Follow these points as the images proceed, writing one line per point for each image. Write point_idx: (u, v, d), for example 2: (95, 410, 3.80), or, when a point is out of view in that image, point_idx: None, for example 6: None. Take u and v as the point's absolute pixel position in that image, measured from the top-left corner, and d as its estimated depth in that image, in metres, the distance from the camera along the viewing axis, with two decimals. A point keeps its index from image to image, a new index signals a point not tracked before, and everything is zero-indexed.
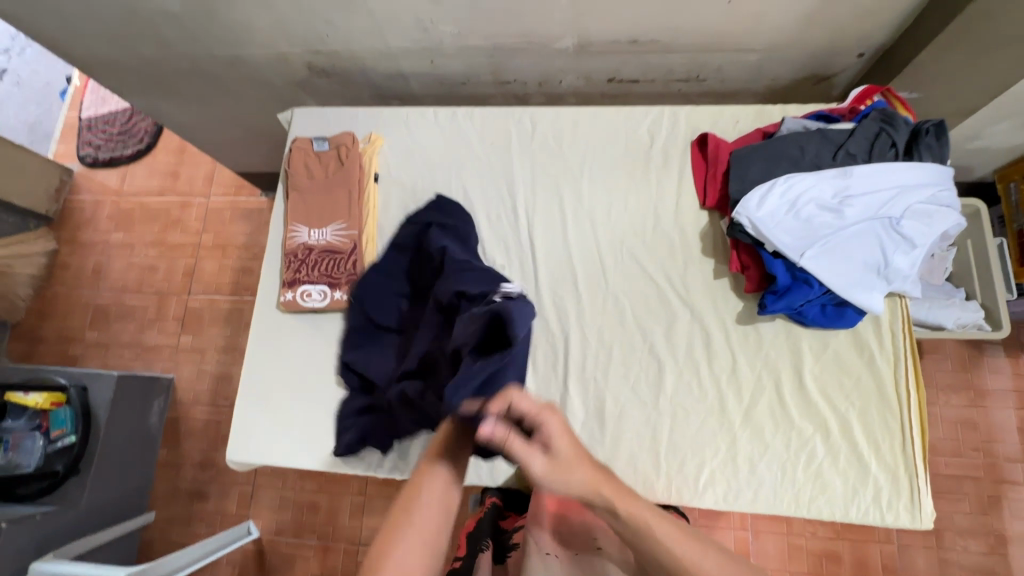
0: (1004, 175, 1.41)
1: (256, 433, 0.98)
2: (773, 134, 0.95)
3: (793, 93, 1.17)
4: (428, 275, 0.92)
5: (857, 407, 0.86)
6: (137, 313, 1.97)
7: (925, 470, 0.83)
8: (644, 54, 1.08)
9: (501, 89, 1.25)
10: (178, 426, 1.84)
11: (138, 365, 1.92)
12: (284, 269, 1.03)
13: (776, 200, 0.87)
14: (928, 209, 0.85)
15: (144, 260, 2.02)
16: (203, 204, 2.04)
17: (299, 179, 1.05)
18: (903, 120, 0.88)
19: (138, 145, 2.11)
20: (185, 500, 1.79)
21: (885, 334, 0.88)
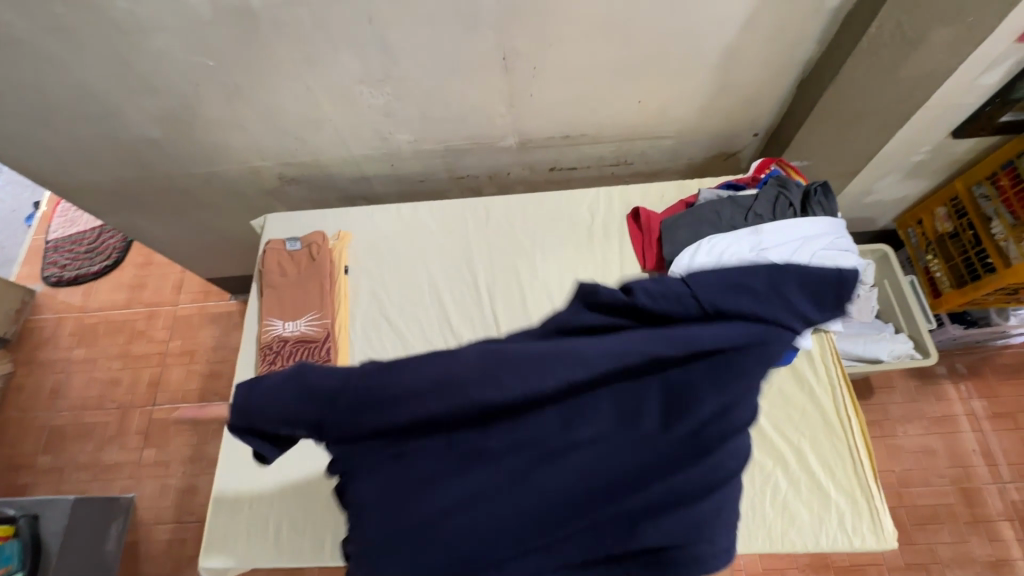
0: (902, 222, 1.62)
1: (231, 533, 0.96)
2: (694, 203, 1.11)
3: (708, 168, 1.36)
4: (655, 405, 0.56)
5: (808, 437, 0.93)
6: (96, 431, 1.89)
7: (879, 490, 0.88)
8: (577, 146, 1.26)
9: (456, 183, 1.39)
10: (137, 551, 1.71)
11: (95, 487, 1.81)
12: (260, 362, 1.07)
13: (704, 257, 1.00)
14: (831, 254, 0.99)
15: (106, 374, 1.98)
16: (171, 313, 2.06)
17: (274, 277, 1.13)
18: (795, 184, 1.05)
19: (105, 261, 2.15)
20: None
21: (819, 365, 0.97)
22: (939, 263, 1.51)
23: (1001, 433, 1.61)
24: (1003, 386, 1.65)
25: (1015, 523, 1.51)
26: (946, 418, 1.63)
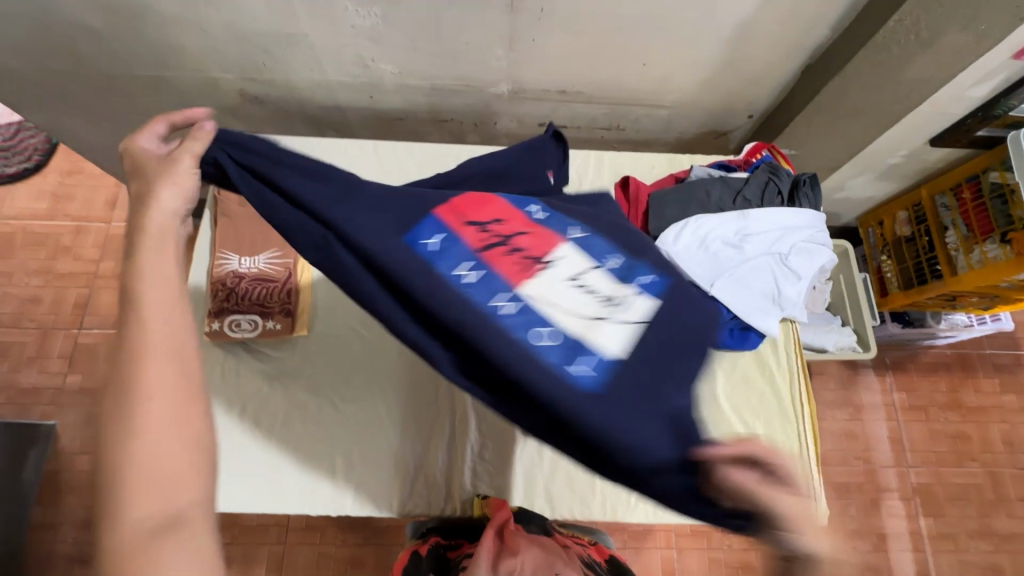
0: (864, 221, 1.68)
1: None
2: (684, 179, 1.08)
3: (698, 145, 1.33)
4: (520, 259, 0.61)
5: (762, 419, 0.97)
6: (11, 352, 1.72)
7: (819, 473, 0.94)
8: (572, 104, 1.19)
9: (438, 126, 1.30)
10: (59, 482, 1.61)
11: (10, 411, 1.66)
12: (210, 298, 0.98)
13: (690, 236, 0.99)
14: (809, 248, 1.00)
15: (25, 291, 1.79)
16: (102, 231, 1.87)
17: (230, 207, 1.03)
18: (785, 172, 1.04)
19: (25, 163, 1.90)
20: (65, 566, 1.54)
21: (781, 354, 1.01)
22: (892, 265, 1.59)
23: (914, 424, 1.76)
24: (923, 381, 1.79)
25: (912, 503, 1.69)
26: (870, 406, 1.77)
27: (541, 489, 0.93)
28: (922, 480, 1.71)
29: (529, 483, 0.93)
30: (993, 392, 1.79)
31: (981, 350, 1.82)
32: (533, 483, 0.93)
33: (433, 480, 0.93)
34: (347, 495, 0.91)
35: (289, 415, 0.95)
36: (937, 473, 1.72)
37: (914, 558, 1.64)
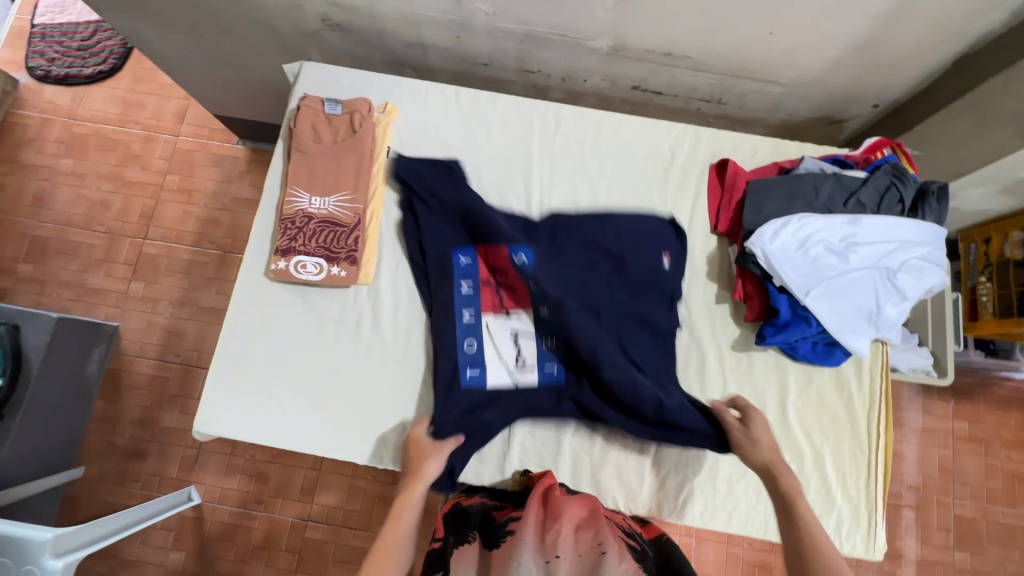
0: (968, 235, 1.52)
1: (232, 405, 0.93)
2: (791, 171, 0.97)
3: (804, 130, 1.20)
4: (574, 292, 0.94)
5: (831, 442, 0.92)
6: (81, 252, 1.80)
7: (882, 507, 0.89)
8: (675, 69, 1.08)
9: (522, 77, 1.21)
10: (118, 379, 1.71)
11: (78, 308, 1.76)
12: (278, 235, 0.96)
13: (789, 236, 0.90)
14: (922, 266, 0.89)
15: (96, 194, 1.84)
16: (169, 143, 1.88)
17: (305, 141, 0.98)
18: (912, 177, 0.92)
19: (101, 65, 1.91)
20: (119, 457, 1.67)
21: (864, 376, 0.94)
22: (991, 289, 1.44)
23: (971, 457, 1.65)
24: (991, 414, 1.67)
25: (950, 535, 1.61)
26: (926, 431, 1.67)
27: (588, 475, 0.91)
28: (967, 514, 1.62)
29: (576, 466, 0.92)
30: None
31: None
32: (582, 469, 0.91)
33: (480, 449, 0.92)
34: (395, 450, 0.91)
35: (348, 364, 0.94)
36: (985, 510, 1.62)
37: None
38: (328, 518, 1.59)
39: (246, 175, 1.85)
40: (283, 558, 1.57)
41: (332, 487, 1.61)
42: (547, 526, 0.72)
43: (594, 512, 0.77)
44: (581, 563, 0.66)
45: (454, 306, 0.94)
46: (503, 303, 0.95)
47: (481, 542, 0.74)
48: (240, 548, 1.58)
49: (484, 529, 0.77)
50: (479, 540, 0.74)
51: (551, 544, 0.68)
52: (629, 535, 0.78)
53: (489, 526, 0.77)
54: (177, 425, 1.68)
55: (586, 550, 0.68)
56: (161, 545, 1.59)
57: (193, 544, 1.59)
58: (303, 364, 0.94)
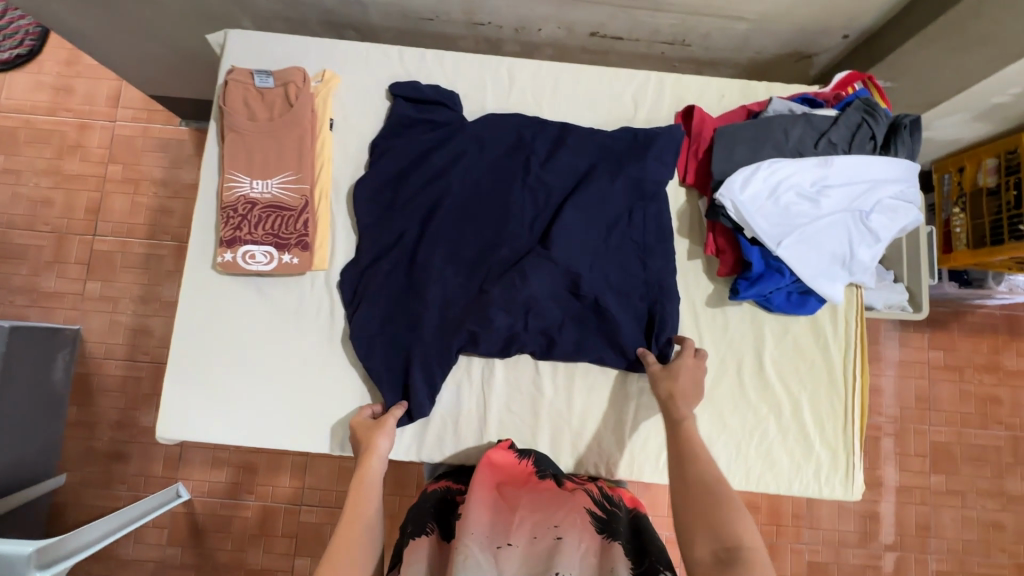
0: (941, 166, 1.49)
1: (196, 408, 0.89)
2: (759, 114, 0.93)
3: (772, 68, 1.15)
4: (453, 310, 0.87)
5: (808, 390, 0.91)
6: (29, 254, 1.70)
7: (860, 449, 0.90)
8: (633, 10, 1.00)
9: (472, 31, 1.12)
10: (89, 383, 1.65)
11: (34, 314, 1.68)
12: (221, 225, 0.90)
13: (759, 183, 0.86)
14: (895, 205, 0.87)
15: (35, 192, 1.72)
16: (107, 129, 1.75)
17: (238, 120, 0.90)
18: (883, 112, 0.88)
19: (18, 49, 1.74)
20: (101, 461, 1.63)
21: (840, 321, 0.92)
22: (964, 219, 1.43)
23: (946, 384, 1.69)
24: (965, 342, 1.70)
25: (927, 460, 1.67)
26: (903, 363, 1.70)
27: (567, 446, 0.90)
28: (943, 439, 1.68)
29: (557, 437, 0.90)
30: None
31: None
32: (563, 442, 0.90)
33: (457, 429, 0.90)
34: None
35: (312, 354, 0.91)
36: (960, 433, 1.68)
37: (919, 511, 1.65)
38: (322, 501, 1.59)
39: (195, 158, 1.74)
40: (280, 543, 1.58)
41: (322, 470, 1.60)
42: (500, 509, 0.70)
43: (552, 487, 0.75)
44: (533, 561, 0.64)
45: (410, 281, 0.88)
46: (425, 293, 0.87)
47: (439, 534, 0.71)
48: (236, 540, 1.59)
49: (442, 519, 0.74)
50: (437, 533, 0.71)
51: (503, 530, 0.67)
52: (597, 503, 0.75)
53: (448, 515, 0.75)
54: None
55: (542, 532, 0.67)
56: (157, 542, 1.59)
57: (188, 539, 1.59)
58: (268, 358, 0.90)
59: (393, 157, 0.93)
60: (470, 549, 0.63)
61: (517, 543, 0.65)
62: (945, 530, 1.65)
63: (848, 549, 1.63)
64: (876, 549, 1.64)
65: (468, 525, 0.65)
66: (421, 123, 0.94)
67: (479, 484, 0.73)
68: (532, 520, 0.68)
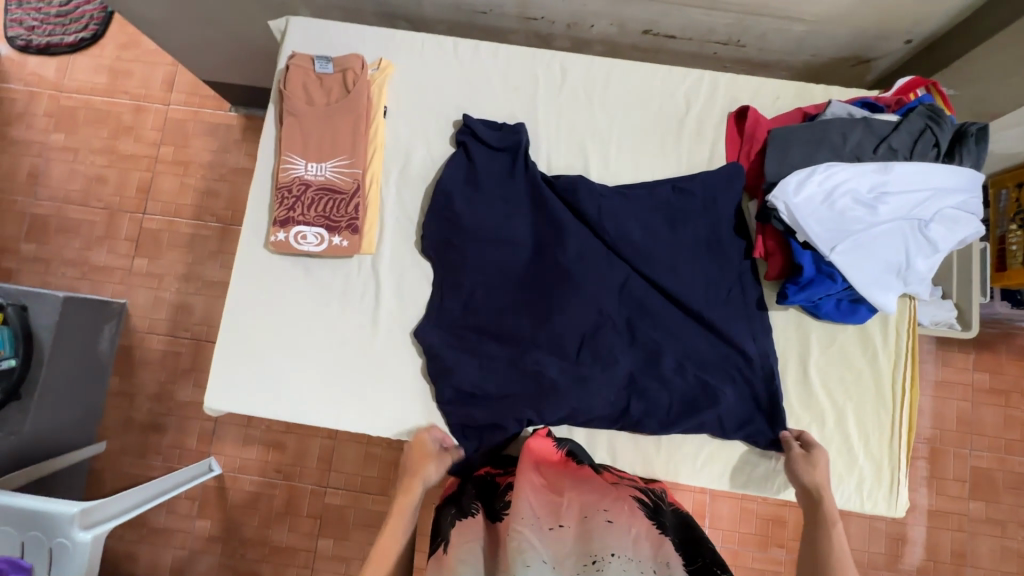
0: (998, 181, 1.43)
1: (243, 381, 0.91)
2: (816, 117, 0.91)
3: (828, 72, 1.12)
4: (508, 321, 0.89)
5: (853, 400, 0.89)
6: (82, 229, 1.77)
7: (906, 465, 0.88)
8: (690, 8, 0.99)
9: (524, 25, 1.12)
10: (131, 355, 1.72)
11: (84, 286, 1.75)
12: (276, 205, 0.92)
13: (815, 187, 0.84)
14: (956, 216, 0.84)
15: (91, 169, 1.80)
16: (160, 112, 1.81)
17: (297, 103, 0.93)
18: (949, 119, 0.86)
19: (82, 32, 1.82)
20: (139, 431, 1.69)
21: (890, 333, 0.90)
22: (1021, 237, 1.37)
23: (990, 408, 1.63)
24: (1013, 365, 1.63)
25: (966, 485, 1.61)
26: (945, 383, 1.64)
27: (603, 441, 0.90)
28: (984, 465, 1.61)
29: (593, 433, 0.90)
30: None
31: None
32: (599, 437, 0.90)
33: None
34: (409, 422, 0.90)
35: (355, 335, 0.92)
36: (1003, 460, 1.61)
37: (955, 538, 1.59)
38: (347, 485, 1.62)
39: (242, 143, 1.79)
40: (304, 523, 1.61)
41: (349, 455, 1.63)
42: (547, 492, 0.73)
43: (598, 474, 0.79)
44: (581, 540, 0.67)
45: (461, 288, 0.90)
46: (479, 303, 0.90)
47: (487, 514, 0.74)
48: (262, 517, 1.63)
49: (487, 499, 0.78)
50: (483, 513, 0.75)
51: (552, 512, 0.70)
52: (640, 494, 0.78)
53: (494, 496, 0.78)
54: (192, 399, 1.70)
55: (591, 514, 0.69)
56: (187, 514, 1.64)
57: (217, 512, 1.63)
58: (314, 338, 0.92)
59: (469, 201, 0.92)
60: (524, 531, 0.65)
61: (567, 524, 0.69)
62: (981, 559, 1.58)
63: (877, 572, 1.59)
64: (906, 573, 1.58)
65: (519, 509, 0.68)
66: (497, 170, 0.93)
67: (525, 468, 0.76)
68: (580, 503, 0.71)
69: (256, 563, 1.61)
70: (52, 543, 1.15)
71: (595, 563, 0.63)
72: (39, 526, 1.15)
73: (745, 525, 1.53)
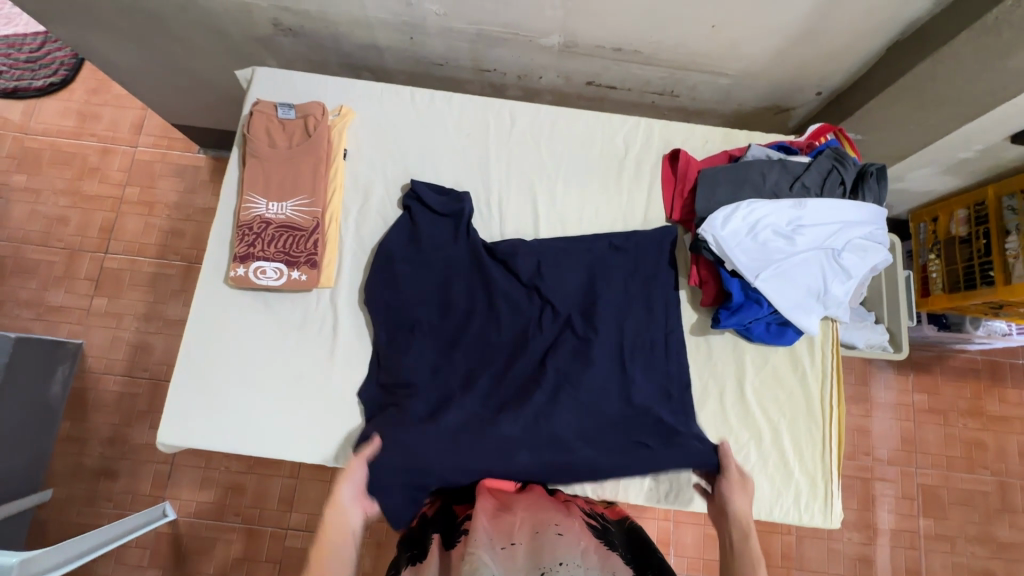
0: (917, 215, 1.57)
1: (198, 414, 0.92)
2: (739, 159, 1.01)
3: (754, 119, 1.25)
4: (453, 357, 0.94)
5: (787, 418, 0.95)
6: (40, 269, 1.75)
7: (839, 477, 0.93)
8: (626, 63, 1.10)
9: (479, 76, 1.22)
10: (85, 397, 1.67)
11: (39, 327, 1.71)
12: (236, 242, 0.96)
13: (739, 221, 0.93)
14: (864, 245, 0.93)
15: (53, 210, 1.79)
16: (128, 154, 1.84)
17: (260, 146, 0.98)
18: (852, 161, 0.96)
19: (52, 78, 1.85)
20: (89, 477, 1.63)
21: (817, 352, 0.97)
22: (940, 265, 1.50)
23: (931, 427, 1.72)
24: (947, 385, 1.74)
25: (915, 503, 1.67)
26: (888, 404, 1.73)
27: None
28: (930, 482, 1.69)
29: None
30: (1018, 403, 1.73)
31: (1013, 360, 1.75)
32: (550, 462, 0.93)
33: None
34: (365, 451, 0.92)
35: (313, 366, 0.95)
36: (947, 477, 1.69)
37: (908, 556, 1.64)
38: (308, 526, 1.58)
39: (209, 183, 1.82)
40: (263, 568, 1.56)
41: (310, 494, 1.60)
42: (500, 515, 0.76)
43: (549, 498, 0.83)
44: (534, 551, 0.69)
45: (404, 329, 0.95)
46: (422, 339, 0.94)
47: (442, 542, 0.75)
48: (218, 564, 1.56)
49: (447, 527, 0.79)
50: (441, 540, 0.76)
51: (505, 532, 0.72)
52: (590, 517, 0.82)
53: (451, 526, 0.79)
54: (148, 442, 1.65)
55: (543, 530, 0.72)
56: (138, 564, 1.56)
57: (170, 561, 1.56)
58: (270, 369, 0.94)
59: (411, 266, 0.97)
60: (478, 546, 0.67)
61: (519, 542, 0.71)
62: None
63: None
64: None
65: (473, 531, 0.70)
66: (439, 237, 0.99)
67: (481, 499, 0.79)
68: (531, 522, 0.74)
69: None
70: None
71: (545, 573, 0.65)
72: None
73: (709, 552, 1.54)
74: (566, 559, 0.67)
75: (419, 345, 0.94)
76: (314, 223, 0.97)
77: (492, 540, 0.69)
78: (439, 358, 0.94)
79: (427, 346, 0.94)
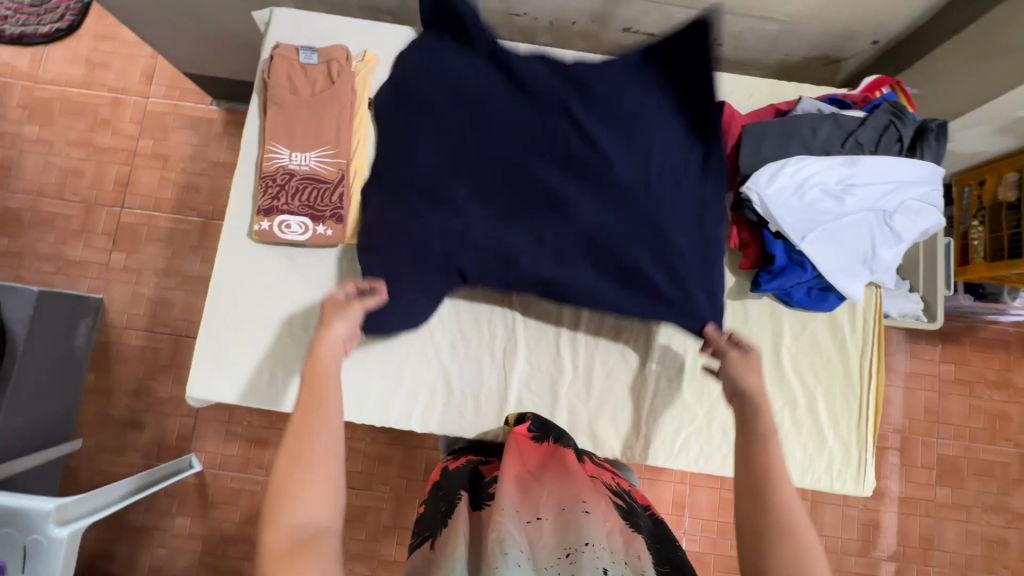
0: (962, 179, 1.50)
1: (226, 368, 0.91)
2: (787, 112, 0.95)
3: (800, 71, 1.17)
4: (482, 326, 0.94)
5: (824, 385, 0.93)
6: (57, 223, 1.74)
7: (873, 445, 0.92)
8: (668, 7, 1.02)
9: (508, 21, 1.15)
10: (109, 351, 1.69)
11: (60, 281, 1.71)
12: (259, 194, 0.93)
13: (786, 178, 0.88)
14: (919, 207, 0.88)
15: (67, 162, 1.76)
16: (139, 105, 1.79)
17: (281, 93, 0.93)
18: (911, 116, 0.90)
19: (58, 23, 1.79)
20: (116, 428, 1.66)
21: (858, 318, 0.94)
22: (983, 232, 1.43)
23: (956, 398, 1.70)
24: (976, 356, 1.70)
25: (933, 473, 1.67)
26: (913, 374, 1.70)
27: (584, 427, 0.92)
28: (950, 452, 1.68)
29: (574, 420, 0.92)
30: None
31: None
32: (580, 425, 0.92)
33: (477, 406, 0.92)
34: (392, 407, 0.91)
35: None
36: (968, 447, 1.68)
37: (922, 523, 1.65)
38: None
39: (224, 137, 1.77)
40: None
41: None
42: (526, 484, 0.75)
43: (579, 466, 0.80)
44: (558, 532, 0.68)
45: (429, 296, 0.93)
46: (451, 307, 0.93)
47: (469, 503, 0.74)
48: (243, 513, 1.61)
49: (473, 488, 0.78)
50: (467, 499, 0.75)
51: (530, 505, 0.72)
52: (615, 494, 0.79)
53: (477, 486, 0.78)
54: (172, 395, 1.68)
55: (571, 506, 0.71)
56: (167, 511, 1.61)
57: (197, 509, 1.62)
58: (297, 325, 0.93)
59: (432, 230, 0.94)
60: (504, 518, 0.66)
61: (544, 517, 0.70)
62: (948, 543, 1.65)
63: (849, 558, 1.64)
64: (869, 559, 1.64)
65: (501, 501, 0.69)
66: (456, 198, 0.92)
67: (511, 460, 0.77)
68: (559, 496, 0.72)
69: (238, 561, 1.60)
70: (26, 540, 1.12)
71: (569, 554, 0.64)
72: (12, 522, 1.11)
73: (724, 514, 1.56)
74: (593, 540, 0.65)
75: (447, 313, 0.93)
76: (339, 175, 0.93)
77: (519, 513, 0.68)
78: (470, 325, 0.94)
79: (456, 311, 0.93)
